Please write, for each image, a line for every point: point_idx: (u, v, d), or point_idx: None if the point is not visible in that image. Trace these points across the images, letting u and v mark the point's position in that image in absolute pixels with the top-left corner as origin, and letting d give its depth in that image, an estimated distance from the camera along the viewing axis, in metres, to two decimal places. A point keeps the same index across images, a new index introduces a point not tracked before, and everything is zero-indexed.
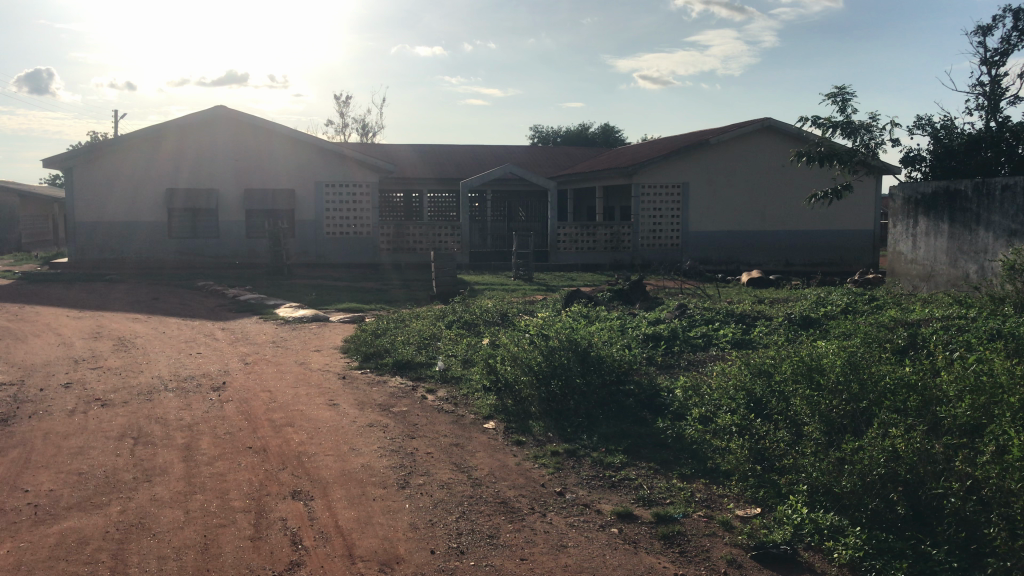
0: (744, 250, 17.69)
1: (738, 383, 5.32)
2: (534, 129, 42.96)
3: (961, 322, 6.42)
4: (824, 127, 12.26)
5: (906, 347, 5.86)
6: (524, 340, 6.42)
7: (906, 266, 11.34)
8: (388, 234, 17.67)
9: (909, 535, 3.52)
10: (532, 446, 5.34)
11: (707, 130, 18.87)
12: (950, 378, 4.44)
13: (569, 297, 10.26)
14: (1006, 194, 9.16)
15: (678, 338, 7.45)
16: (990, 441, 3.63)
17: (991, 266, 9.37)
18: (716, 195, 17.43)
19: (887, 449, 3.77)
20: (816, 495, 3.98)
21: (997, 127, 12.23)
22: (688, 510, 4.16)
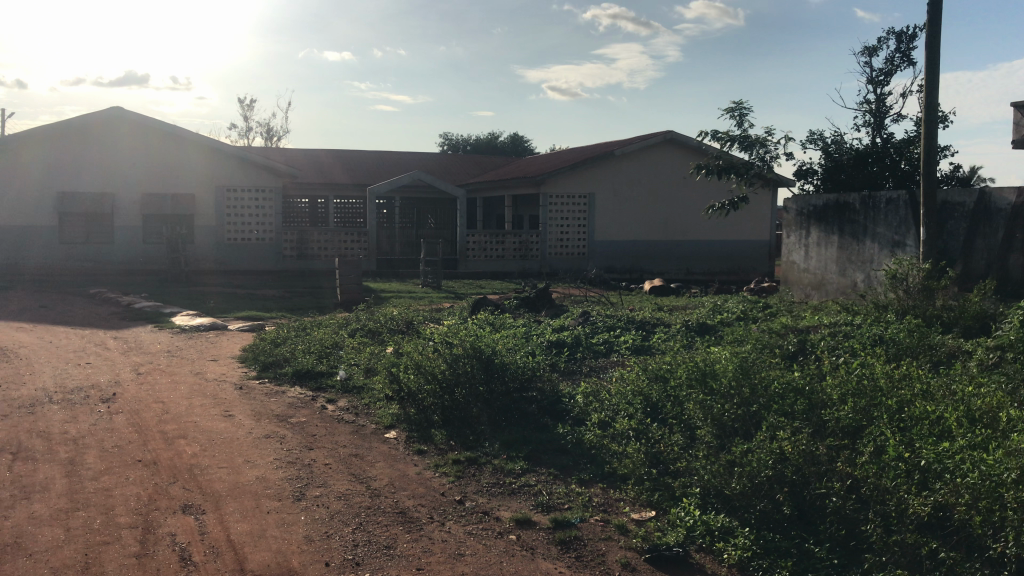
0: (647, 259, 18.04)
1: (636, 388, 5.43)
2: (443, 136, 42.98)
3: (848, 328, 6.71)
4: (723, 140, 12.66)
5: (796, 352, 6.09)
6: (428, 347, 6.38)
7: (799, 274, 11.76)
8: (292, 240, 17.34)
9: (795, 534, 3.65)
10: (433, 455, 5.31)
11: (611, 142, 19.21)
12: (833, 382, 4.66)
13: (475, 305, 10.27)
14: (890, 207, 9.67)
15: (581, 344, 7.55)
16: (869, 442, 3.83)
17: (876, 276, 9.82)
18: (621, 205, 17.74)
19: (775, 451, 3.91)
20: (707, 498, 4.08)
21: (882, 143, 12.82)
22: (586, 515, 4.21)
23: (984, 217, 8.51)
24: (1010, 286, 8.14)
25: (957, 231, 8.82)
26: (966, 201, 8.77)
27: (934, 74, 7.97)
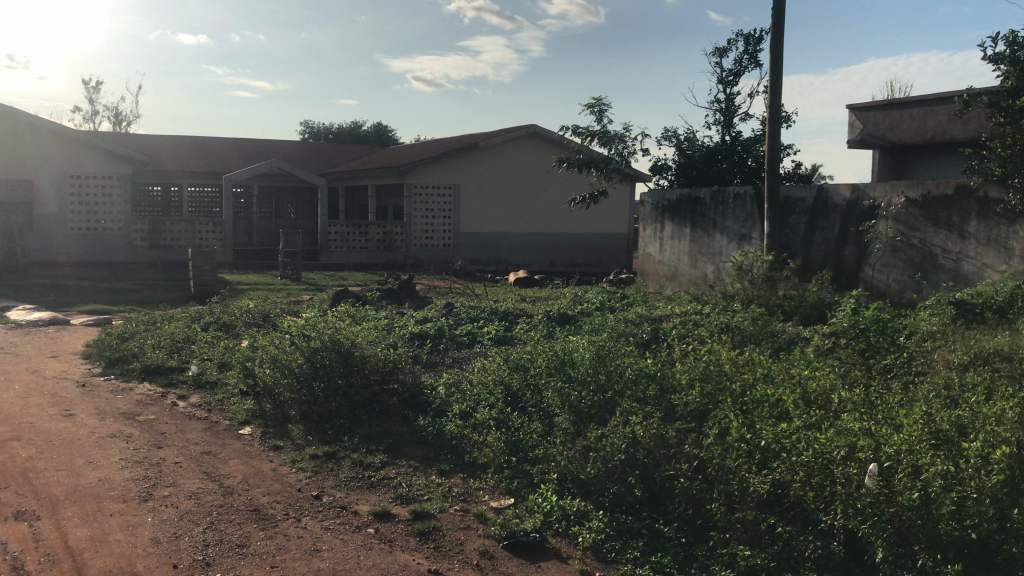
0: (511, 251, 18.20)
1: (496, 378, 5.48)
2: (305, 125, 41.96)
3: (699, 318, 7.00)
4: (583, 135, 12.92)
5: (650, 340, 6.30)
6: (285, 341, 6.21)
7: (655, 266, 12.17)
8: (142, 230, 16.49)
9: (646, 515, 3.79)
10: (290, 450, 5.19)
11: (475, 134, 19.28)
12: (683, 368, 4.86)
13: (336, 297, 10.09)
14: (738, 201, 10.15)
15: (443, 336, 7.55)
16: (714, 424, 4.02)
17: (725, 267, 10.30)
18: (485, 197, 17.84)
19: (627, 436, 4.05)
20: (564, 483, 4.17)
21: (731, 141, 13.43)
22: (446, 505, 4.22)
23: (821, 211, 9.06)
24: (845, 276, 8.71)
25: (798, 225, 9.37)
26: (806, 196, 9.31)
27: (778, 76, 8.41)
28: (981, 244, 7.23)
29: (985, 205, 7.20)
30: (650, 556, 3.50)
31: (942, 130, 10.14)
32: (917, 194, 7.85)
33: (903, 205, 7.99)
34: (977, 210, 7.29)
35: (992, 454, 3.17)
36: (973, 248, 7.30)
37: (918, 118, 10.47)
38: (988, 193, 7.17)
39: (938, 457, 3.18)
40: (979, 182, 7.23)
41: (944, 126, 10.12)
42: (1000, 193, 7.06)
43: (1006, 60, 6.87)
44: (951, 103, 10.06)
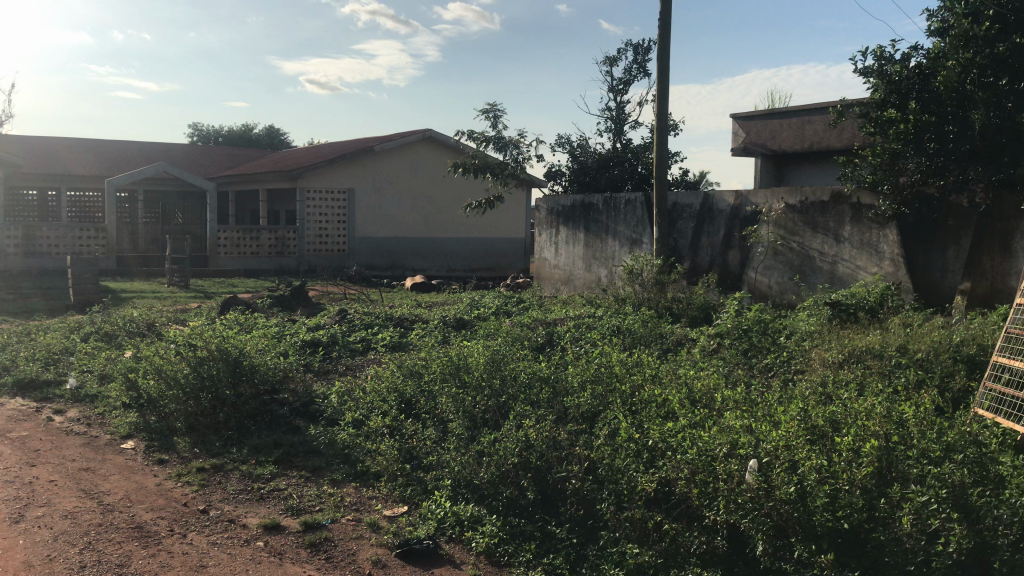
0: (408, 256, 18.04)
1: (390, 385, 5.44)
2: (193, 127, 40.68)
3: (591, 321, 7.13)
4: (478, 140, 12.97)
5: (544, 344, 6.38)
6: (170, 350, 6.00)
7: (550, 270, 12.31)
8: (15, 236, 15.60)
9: (539, 517, 3.83)
10: (175, 464, 5.01)
11: (369, 138, 19.07)
12: (575, 371, 4.94)
13: (225, 304, 9.81)
14: (629, 207, 10.40)
15: (337, 343, 7.44)
16: (605, 425, 4.10)
17: (617, 271, 10.53)
18: (381, 202, 17.65)
19: (521, 439, 4.09)
20: (458, 488, 4.17)
21: (622, 148, 13.74)
22: (338, 515, 4.16)
23: (707, 216, 9.36)
24: (730, 279, 9.03)
25: (686, 230, 9.66)
26: (693, 202, 9.60)
27: (666, 85, 8.65)
28: (855, 247, 7.62)
29: (857, 210, 7.60)
30: (542, 557, 3.54)
31: (817, 138, 10.65)
32: (796, 200, 8.21)
33: (783, 210, 8.35)
34: (851, 215, 7.67)
35: (861, 447, 3.34)
36: (847, 252, 7.69)
37: (795, 127, 10.98)
38: (861, 199, 7.56)
39: (812, 451, 3.33)
40: (853, 188, 7.62)
41: (819, 135, 10.63)
42: (871, 199, 7.45)
43: (874, 74, 7.23)
44: (826, 113, 10.59)
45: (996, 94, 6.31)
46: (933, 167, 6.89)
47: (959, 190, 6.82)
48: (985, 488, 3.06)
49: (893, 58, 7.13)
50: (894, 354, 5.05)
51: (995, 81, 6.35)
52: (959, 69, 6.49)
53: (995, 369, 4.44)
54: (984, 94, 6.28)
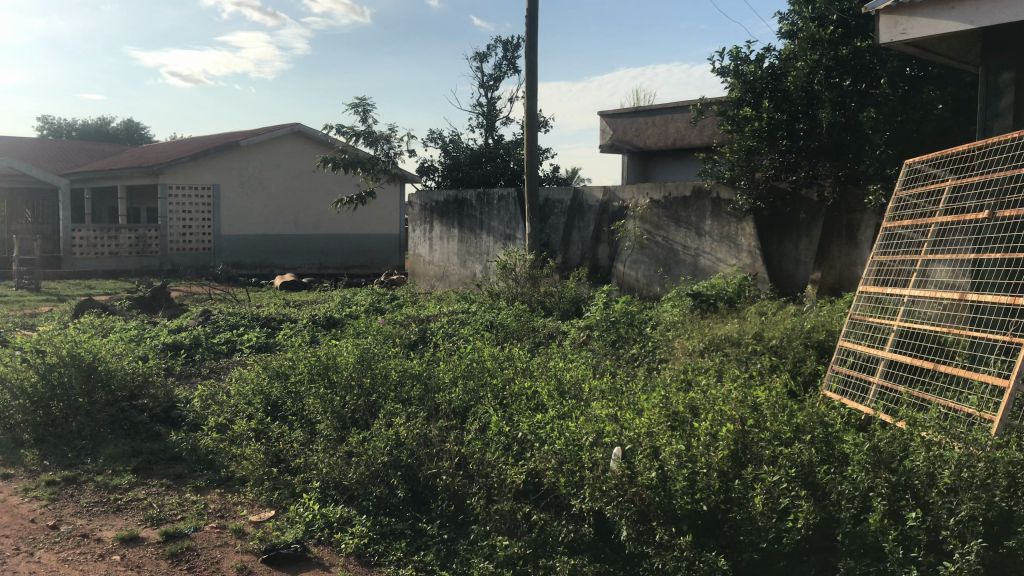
0: (277, 254, 17.50)
1: (256, 387, 5.28)
2: (42, 120, 38.29)
3: (464, 316, 7.14)
4: (349, 135, 12.76)
5: (417, 341, 6.35)
6: (15, 358, 5.62)
7: (424, 266, 12.19)
8: None
9: (410, 515, 3.82)
10: (22, 479, 4.70)
11: (235, 134, 18.50)
12: (446, 367, 4.93)
13: (79, 308, 9.27)
14: (502, 202, 10.49)
15: (200, 345, 7.17)
16: (475, 420, 4.11)
17: (491, 266, 10.64)
18: (248, 198, 17.08)
19: (390, 438, 4.06)
20: (327, 490, 4.09)
21: (494, 144, 13.82)
22: (201, 523, 4.01)
23: (577, 211, 9.52)
24: (600, 273, 9.23)
25: (557, 224, 9.78)
26: (564, 198, 9.70)
27: (534, 81, 8.76)
28: (716, 240, 7.93)
29: (717, 205, 7.90)
30: (413, 555, 3.52)
31: (681, 136, 11.04)
32: (661, 196, 8.45)
33: (649, 205, 8.57)
34: (711, 210, 7.97)
35: (718, 430, 3.48)
36: (709, 244, 7.99)
37: (660, 125, 11.30)
38: (720, 194, 7.87)
39: (673, 438, 3.44)
40: (713, 184, 7.92)
41: (682, 132, 11.04)
42: (730, 193, 7.77)
43: (731, 74, 7.52)
44: (687, 112, 10.95)
45: (841, 94, 6.70)
46: (785, 164, 7.24)
47: (809, 185, 7.20)
48: (830, 465, 3.24)
49: (748, 58, 7.43)
50: (751, 342, 5.29)
51: (840, 82, 6.73)
52: (807, 69, 6.84)
53: (842, 353, 4.72)
54: (830, 94, 6.65)
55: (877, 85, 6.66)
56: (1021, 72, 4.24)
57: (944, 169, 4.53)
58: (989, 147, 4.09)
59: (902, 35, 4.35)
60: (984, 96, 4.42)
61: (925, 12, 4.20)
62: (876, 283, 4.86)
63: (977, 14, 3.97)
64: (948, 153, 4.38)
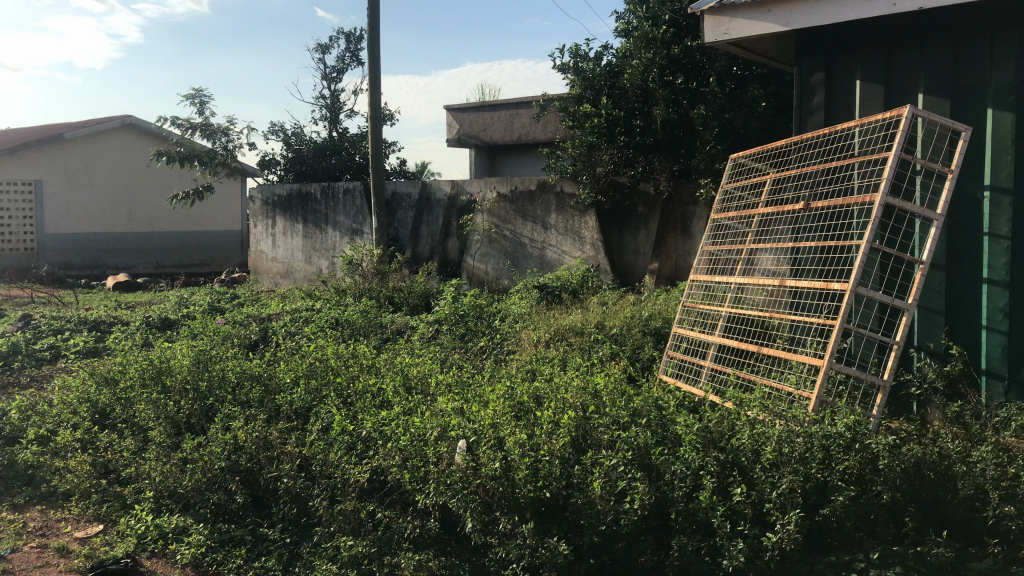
0: (109, 253, 16.45)
1: (81, 395, 4.95)
2: None
3: (309, 313, 6.97)
4: (184, 127, 12.17)
5: (259, 341, 6.15)
6: None
7: (267, 263, 11.78)
8: None
9: (250, 521, 3.70)
10: None
11: (57, 126, 17.33)
12: (287, 366, 4.79)
13: None
14: (348, 196, 10.33)
15: (19, 353, 6.65)
16: (318, 420, 4.03)
17: (337, 261, 10.48)
18: (76, 195, 16.00)
19: (228, 442, 3.92)
20: (161, 499, 3.89)
21: (338, 137, 13.57)
22: (18, 544, 3.72)
23: (425, 206, 9.47)
24: (449, 267, 9.25)
25: (406, 219, 9.71)
26: (412, 191, 9.63)
27: (378, 75, 8.64)
28: (560, 233, 8.10)
29: (561, 199, 8.06)
30: (254, 561, 3.40)
31: (526, 132, 11.20)
32: (507, 189, 8.53)
33: (496, 199, 8.64)
34: (555, 203, 8.12)
35: (559, 418, 3.56)
36: (554, 237, 8.16)
37: (505, 119, 11.40)
38: (564, 188, 8.05)
39: (515, 428, 3.48)
40: (556, 179, 8.10)
41: (527, 127, 11.21)
42: (573, 187, 7.96)
43: (571, 70, 7.67)
44: (531, 107, 11.09)
45: (673, 92, 7.00)
46: (623, 159, 7.47)
47: (646, 179, 7.45)
48: (665, 446, 3.37)
49: (587, 56, 7.61)
50: (593, 331, 5.44)
51: (673, 80, 7.03)
52: (642, 68, 7.08)
53: (676, 339, 4.93)
54: (665, 92, 6.93)
55: (706, 82, 7.01)
56: (829, 73, 4.56)
57: (765, 163, 4.80)
58: (804, 142, 4.36)
59: (724, 35, 4.58)
60: (799, 93, 4.71)
61: (745, 14, 4.44)
62: (707, 271, 5.09)
63: (791, 18, 4.23)
64: (768, 148, 4.64)
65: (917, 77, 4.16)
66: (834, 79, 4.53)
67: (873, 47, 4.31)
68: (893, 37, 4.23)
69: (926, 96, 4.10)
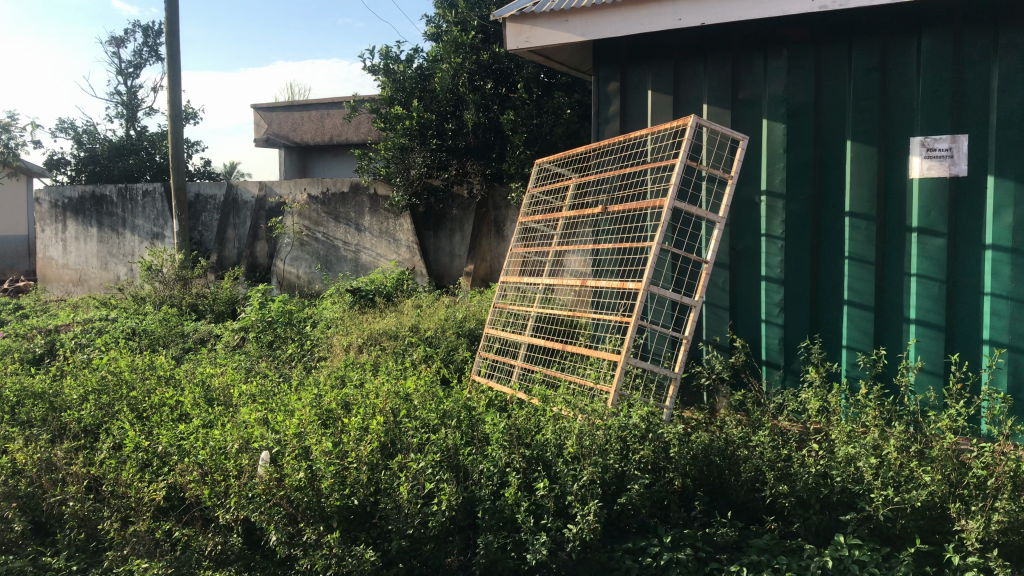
0: None
1: None
2: None
3: (103, 324, 6.52)
4: None
5: (44, 355, 5.70)
6: None
7: (57, 270, 10.82)
8: None
9: (31, 550, 3.41)
10: None
11: None
12: (75, 382, 4.46)
13: None
14: (148, 199, 9.86)
15: None
16: (109, 438, 3.78)
17: (135, 268, 9.93)
18: None
19: (5, 466, 3.60)
20: None
21: (136, 136, 12.81)
22: None
23: (232, 208, 9.11)
24: (259, 272, 8.94)
25: (211, 222, 9.29)
26: (217, 193, 9.22)
27: (176, 71, 8.22)
28: (375, 235, 8.03)
29: (375, 201, 8.00)
30: None
31: (338, 132, 11.06)
32: (318, 191, 8.35)
33: (306, 201, 8.44)
34: (369, 205, 8.05)
35: (368, 424, 3.51)
36: (369, 240, 8.08)
37: (315, 120, 11.19)
38: (377, 190, 7.98)
39: (321, 436, 3.41)
40: (369, 180, 7.99)
41: (339, 129, 11.08)
42: (387, 190, 7.92)
43: (381, 72, 7.61)
44: (342, 108, 10.95)
45: (484, 97, 7.18)
46: (436, 161, 7.48)
47: (460, 182, 7.56)
48: (474, 446, 3.42)
49: (397, 58, 7.57)
50: (407, 334, 5.42)
51: (482, 85, 7.19)
52: (452, 72, 7.14)
53: (489, 340, 5.02)
54: (475, 97, 7.06)
55: (514, 89, 7.24)
56: (622, 84, 4.76)
57: (568, 169, 4.99)
58: (602, 149, 4.56)
59: (526, 43, 4.68)
60: (596, 103, 4.88)
61: (544, 23, 4.55)
62: (516, 273, 5.21)
63: (587, 28, 4.41)
64: (569, 154, 4.82)
65: (702, 89, 4.47)
66: (629, 88, 4.73)
67: (663, 60, 4.56)
68: (680, 50, 4.51)
69: (709, 107, 4.41)
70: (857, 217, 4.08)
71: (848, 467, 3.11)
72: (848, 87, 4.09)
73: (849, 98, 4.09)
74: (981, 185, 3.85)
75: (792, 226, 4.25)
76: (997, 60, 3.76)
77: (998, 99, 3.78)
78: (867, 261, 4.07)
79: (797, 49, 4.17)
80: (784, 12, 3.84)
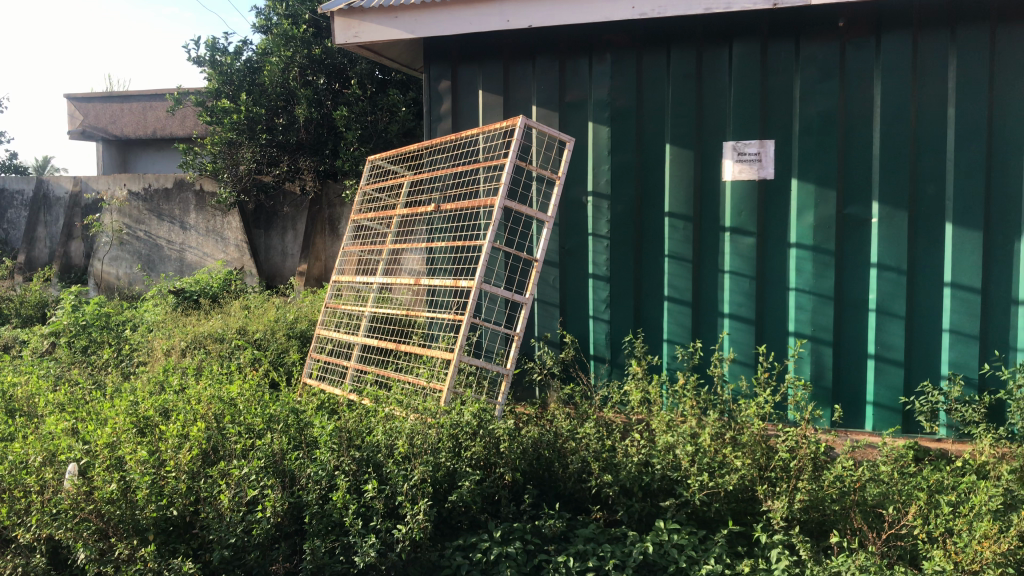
0: None
1: None
2: None
3: None
4: None
5: None
6: None
7: None
8: None
9: None
10: None
11: None
12: None
13: None
14: None
15: None
16: None
17: None
18: None
19: None
20: None
21: None
22: None
23: (42, 205, 8.50)
24: (73, 272, 8.32)
25: (18, 220, 8.64)
26: (25, 188, 8.59)
27: None
28: (201, 234, 7.71)
29: (201, 197, 7.69)
30: None
31: (161, 126, 10.50)
32: (139, 186, 7.90)
33: (126, 197, 7.97)
34: (194, 202, 7.71)
35: (189, 430, 3.34)
36: (194, 239, 7.74)
37: (137, 112, 10.60)
38: (203, 186, 7.67)
39: (136, 444, 3.22)
40: (194, 175, 7.65)
41: (163, 122, 10.53)
42: (213, 186, 7.60)
43: (207, 63, 7.29)
44: (165, 100, 10.40)
45: (316, 92, 7.04)
46: (266, 158, 7.21)
47: (291, 178, 7.33)
48: (301, 450, 3.33)
49: (224, 49, 7.29)
50: (233, 337, 5.21)
51: (314, 80, 7.06)
52: (282, 65, 6.97)
53: (321, 341, 4.92)
54: (307, 92, 6.89)
55: (348, 85, 7.15)
56: (454, 82, 4.76)
57: (401, 167, 4.95)
58: (434, 147, 4.55)
59: (355, 38, 4.58)
60: (427, 101, 4.84)
61: (374, 18, 4.48)
62: (350, 272, 5.12)
63: (418, 25, 4.38)
64: (401, 152, 4.79)
65: (531, 90, 4.55)
66: (460, 87, 4.75)
67: (493, 60, 4.61)
68: (509, 52, 4.58)
69: (538, 109, 4.51)
70: (676, 217, 4.28)
71: (667, 455, 3.26)
72: (667, 92, 4.28)
73: (667, 103, 4.28)
74: (785, 187, 4.12)
75: (616, 225, 4.41)
76: (799, 70, 4.05)
77: (800, 107, 4.06)
78: (684, 259, 4.28)
79: (620, 54, 4.33)
80: (607, 17, 3.98)
